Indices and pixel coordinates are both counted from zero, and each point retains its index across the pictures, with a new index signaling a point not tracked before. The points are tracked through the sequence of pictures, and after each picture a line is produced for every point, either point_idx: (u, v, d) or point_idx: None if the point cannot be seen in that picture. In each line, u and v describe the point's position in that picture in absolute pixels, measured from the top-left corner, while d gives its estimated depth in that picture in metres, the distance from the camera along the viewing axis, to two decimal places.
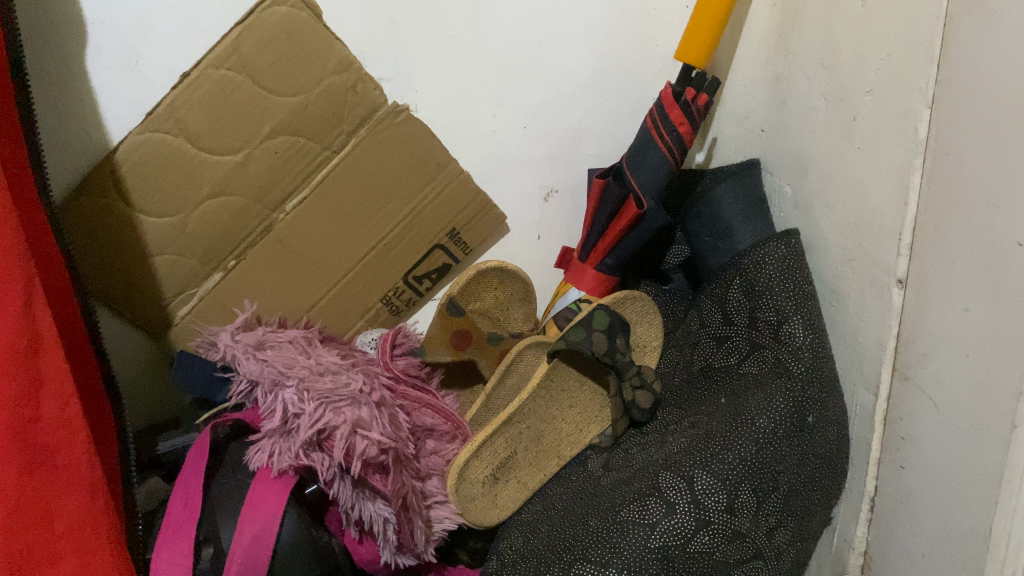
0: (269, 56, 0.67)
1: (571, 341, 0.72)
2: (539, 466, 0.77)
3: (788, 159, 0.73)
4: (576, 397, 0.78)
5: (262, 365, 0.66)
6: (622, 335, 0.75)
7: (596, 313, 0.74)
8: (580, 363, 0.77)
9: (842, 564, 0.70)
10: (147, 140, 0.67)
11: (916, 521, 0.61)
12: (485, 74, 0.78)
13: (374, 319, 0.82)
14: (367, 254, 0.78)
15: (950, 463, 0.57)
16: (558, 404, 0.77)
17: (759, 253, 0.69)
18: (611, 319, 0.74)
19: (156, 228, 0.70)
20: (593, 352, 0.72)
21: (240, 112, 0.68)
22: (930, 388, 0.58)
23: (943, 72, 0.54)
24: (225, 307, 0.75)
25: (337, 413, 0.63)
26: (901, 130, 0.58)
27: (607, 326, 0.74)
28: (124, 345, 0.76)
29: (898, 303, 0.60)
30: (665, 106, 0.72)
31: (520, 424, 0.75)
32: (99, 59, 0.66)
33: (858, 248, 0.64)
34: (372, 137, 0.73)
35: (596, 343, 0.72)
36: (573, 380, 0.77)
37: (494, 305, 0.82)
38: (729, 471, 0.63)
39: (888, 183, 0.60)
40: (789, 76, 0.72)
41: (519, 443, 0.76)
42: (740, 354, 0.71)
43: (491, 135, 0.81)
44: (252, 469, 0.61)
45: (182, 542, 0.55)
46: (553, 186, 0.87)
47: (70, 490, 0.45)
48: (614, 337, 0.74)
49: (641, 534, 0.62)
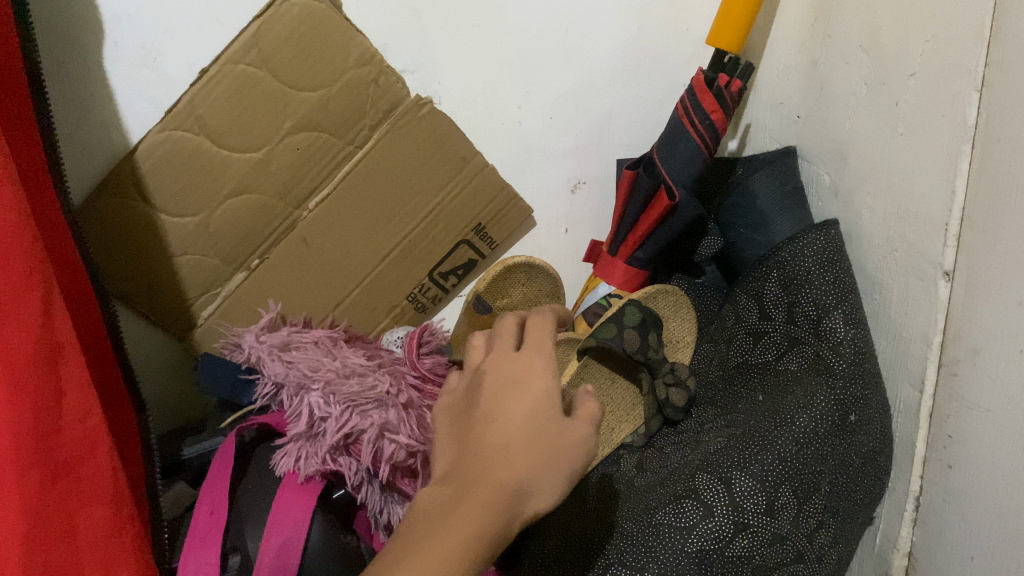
0: (289, 51, 0.65)
1: (601, 338, 0.70)
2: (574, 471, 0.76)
3: (826, 146, 0.70)
4: (608, 395, 0.77)
5: (288, 368, 0.65)
6: (655, 330, 0.74)
7: (627, 308, 0.72)
8: (610, 361, 0.76)
9: (885, 565, 0.67)
10: (167, 139, 0.66)
11: (966, 523, 0.58)
12: (509, 64, 0.76)
13: (400, 317, 0.80)
14: (392, 251, 0.76)
15: (1002, 462, 0.54)
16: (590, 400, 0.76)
17: (799, 244, 0.66)
18: (643, 314, 0.73)
19: (178, 228, 0.69)
20: (624, 349, 0.71)
21: (260, 108, 0.67)
22: (981, 386, 0.55)
23: (994, 53, 0.51)
24: (249, 307, 0.74)
25: (364, 417, 0.62)
26: (948, 116, 0.55)
27: (640, 322, 0.72)
28: (148, 346, 0.76)
29: (945, 296, 0.58)
30: (699, 92, 0.69)
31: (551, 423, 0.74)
32: (118, 57, 0.65)
33: (902, 238, 0.61)
34: (396, 132, 0.71)
35: (628, 340, 0.71)
36: (604, 377, 0.77)
37: (522, 300, 0.80)
38: (769, 472, 0.62)
39: (934, 172, 0.57)
40: (827, 60, 0.69)
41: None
42: (778, 350, 0.69)
43: (517, 126, 0.79)
44: (278, 474, 0.60)
45: (210, 550, 0.54)
46: (581, 177, 0.84)
47: (92, 502, 0.44)
48: (646, 333, 0.72)
49: (678, 537, 0.60)
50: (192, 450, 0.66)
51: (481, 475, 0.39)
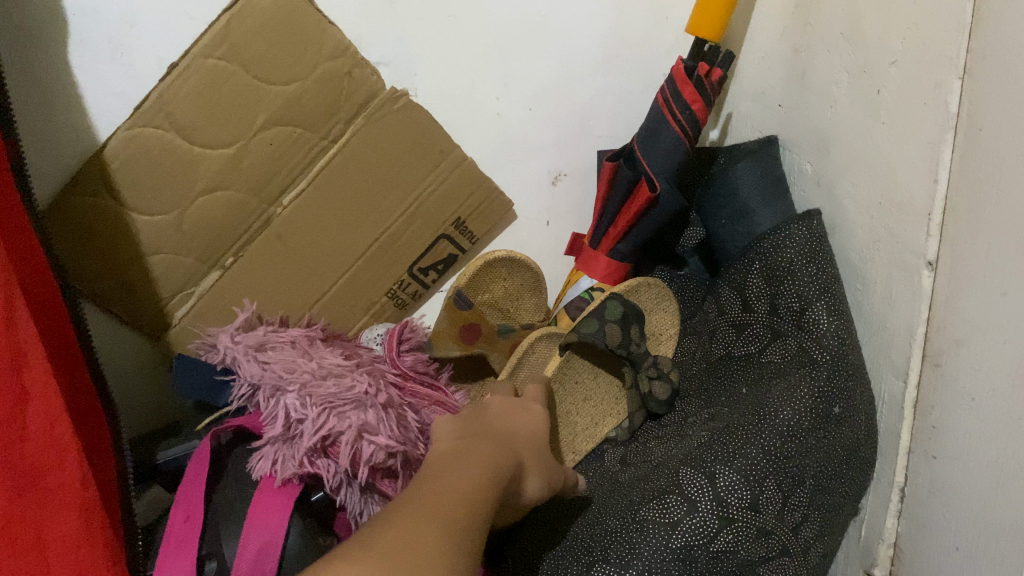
0: (261, 44, 0.64)
1: (582, 334, 0.70)
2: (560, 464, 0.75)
3: (808, 136, 0.69)
4: (591, 389, 0.78)
5: (264, 369, 0.65)
6: (637, 324, 0.73)
7: (609, 304, 0.71)
8: (593, 355, 0.77)
9: (870, 557, 0.67)
10: (137, 136, 0.64)
11: (951, 514, 0.58)
12: (488, 55, 0.75)
13: (379, 314, 0.79)
14: (370, 248, 0.75)
15: (986, 454, 0.53)
16: (572, 389, 0.76)
17: (780, 235, 0.65)
18: (624, 309, 0.72)
19: (151, 227, 0.68)
20: (606, 344, 0.70)
21: (232, 103, 0.65)
22: (965, 377, 0.55)
23: (976, 41, 0.50)
24: (225, 306, 0.73)
25: (342, 418, 0.61)
26: (930, 105, 0.54)
27: (621, 317, 0.71)
28: (123, 347, 0.74)
29: (929, 287, 0.57)
30: (678, 83, 0.68)
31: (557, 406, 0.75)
32: (84, 52, 0.64)
33: (885, 230, 0.60)
34: (372, 125, 0.70)
35: (610, 335, 0.70)
36: (587, 371, 0.77)
37: (504, 295, 0.79)
38: (752, 466, 0.61)
39: (917, 161, 0.56)
40: (809, 49, 0.68)
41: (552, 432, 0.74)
42: (761, 343, 0.69)
43: (497, 118, 0.78)
44: (255, 478, 0.59)
45: (186, 559, 0.53)
46: (562, 169, 0.83)
47: (63, 512, 0.42)
48: (627, 327, 0.72)
49: (662, 534, 0.60)
50: (166, 454, 0.65)
51: (503, 438, 0.53)
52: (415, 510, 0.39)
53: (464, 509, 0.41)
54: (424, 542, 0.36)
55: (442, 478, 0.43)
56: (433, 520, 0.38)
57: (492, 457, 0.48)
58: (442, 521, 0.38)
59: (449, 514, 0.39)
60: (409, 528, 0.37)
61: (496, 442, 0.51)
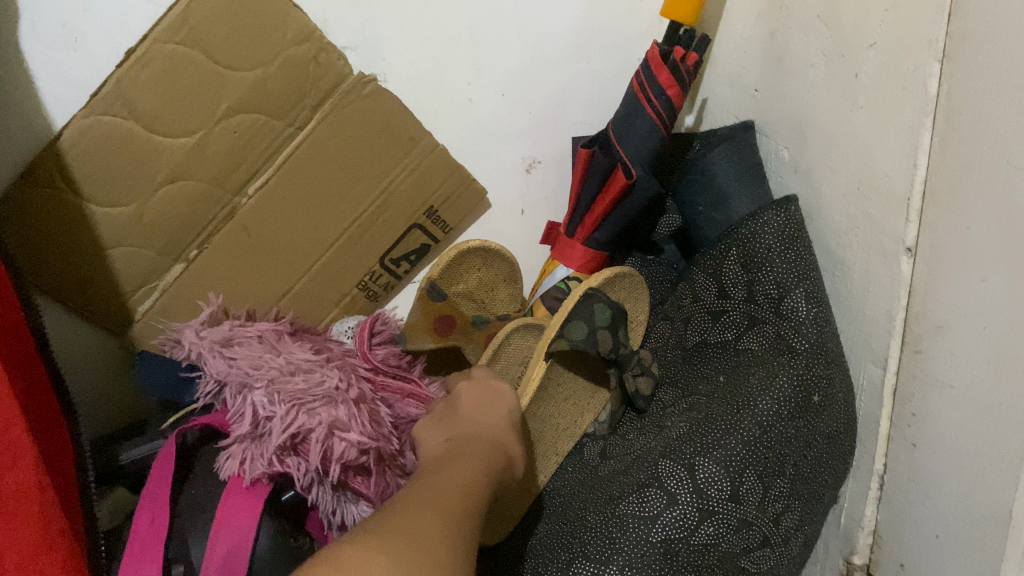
0: (222, 29, 0.61)
1: (573, 340, 0.69)
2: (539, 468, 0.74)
3: (785, 121, 0.68)
4: (569, 389, 0.76)
5: (230, 365, 0.63)
6: (622, 326, 0.72)
7: (596, 306, 0.70)
8: (568, 359, 0.74)
9: (850, 544, 0.66)
10: (93, 125, 0.61)
11: (931, 501, 0.57)
12: (458, 39, 0.73)
13: (350, 306, 0.78)
14: (339, 239, 0.73)
15: (966, 442, 0.53)
16: (553, 393, 0.74)
17: (758, 221, 0.64)
18: (612, 311, 0.70)
19: (110, 219, 0.65)
20: (597, 352, 0.69)
21: (193, 90, 0.63)
22: (945, 364, 0.54)
23: (955, 22, 0.49)
24: (190, 302, 0.70)
25: (311, 415, 0.60)
26: (909, 88, 0.54)
27: (610, 321, 0.70)
28: (83, 344, 0.72)
29: (908, 273, 0.56)
30: (654, 67, 0.67)
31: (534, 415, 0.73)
32: (35, 37, 0.61)
33: (863, 215, 0.60)
34: (339, 112, 0.68)
35: (601, 341, 0.69)
36: (566, 373, 0.74)
37: (479, 285, 0.77)
38: (732, 457, 0.60)
39: (895, 145, 0.55)
40: (785, 31, 0.67)
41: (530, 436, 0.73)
42: (738, 330, 0.68)
43: (469, 105, 0.76)
44: (224, 478, 0.57)
45: (152, 564, 0.51)
46: (537, 156, 0.82)
47: (19, 517, 0.40)
48: (616, 329, 0.70)
49: (641, 528, 0.59)
50: (129, 454, 0.63)
51: (487, 429, 0.62)
52: (412, 520, 0.41)
53: (464, 505, 0.47)
54: (433, 523, 0.41)
55: (416, 510, 0.42)
56: (441, 516, 0.43)
57: (462, 495, 0.47)
58: (446, 508, 0.44)
59: (462, 498, 0.47)
60: (413, 523, 0.41)
61: (481, 452, 0.57)
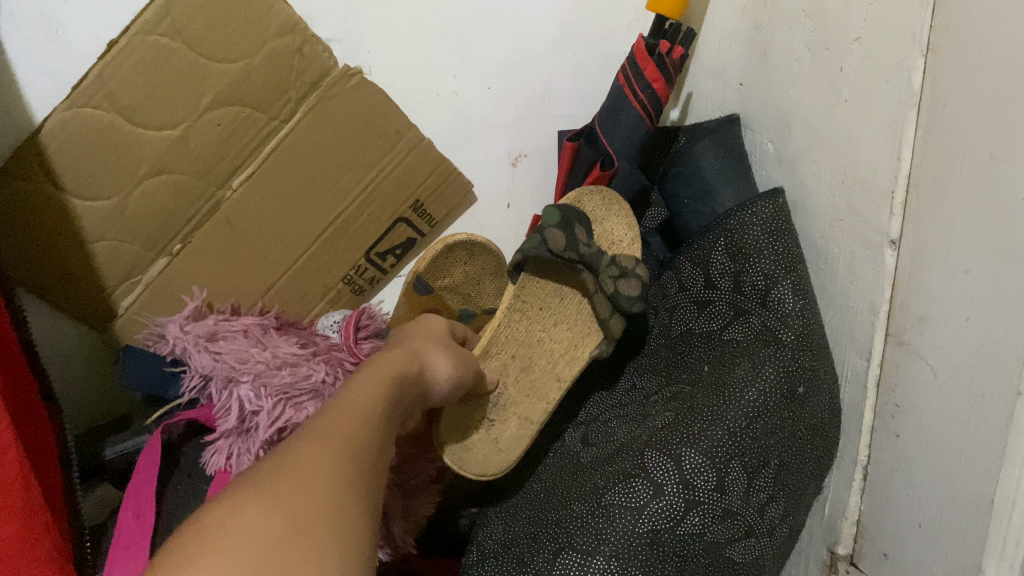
0: (204, 20, 0.61)
1: (524, 248, 0.67)
2: (539, 395, 0.71)
3: (770, 114, 0.68)
4: (559, 313, 0.72)
5: (216, 360, 0.62)
6: (584, 227, 0.68)
7: (546, 210, 0.68)
8: (548, 275, 0.71)
9: (834, 534, 0.67)
10: (74, 117, 0.61)
11: (914, 491, 0.58)
12: (442, 31, 0.72)
13: (335, 300, 0.77)
14: (325, 232, 0.73)
15: (947, 430, 0.54)
16: (540, 321, 0.72)
17: (745, 213, 0.64)
18: (565, 212, 0.68)
19: (93, 212, 0.64)
20: (548, 251, 0.66)
21: (175, 82, 0.62)
22: (928, 353, 0.55)
23: (938, 17, 0.50)
24: (173, 296, 0.70)
25: (299, 409, 0.61)
26: (892, 82, 0.54)
27: (561, 218, 0.67)
28: (66, 340, 0.71)
29: (892, 265, 0.57)
30: (640, 60, 0.67)
31: (500, 351, 0.70)
32: (16, 28, 0.60)
33: (846, 208, 0.60)
34: (323, 105, 0.67)
35: (551, 239, 0.66)
36: (550, 294, 0.72)
37: (465, 279, 0.76)
38: (718, 447, 0.60)
39: (879, 138, 0.56)
40: (770, 25, 0.67)
41: (506, 375, 0.71)
42: (723, 320, 0.67)
43: (453, 98, 0.76)
44: (209, 473, 0.58)
45: (138, 558, 0.50)
46: (522, 150, 0.82)
47: (6, 512, 0.40)
48: (572, 228, 0.67)
49: (628, 518, 0.59)
50: (113, 450, 0.63)
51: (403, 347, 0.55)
52: None
53: None
54: None
55: (337, 411, 0.40)
56: None
57: None
58: None
59: None
60: None
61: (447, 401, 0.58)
